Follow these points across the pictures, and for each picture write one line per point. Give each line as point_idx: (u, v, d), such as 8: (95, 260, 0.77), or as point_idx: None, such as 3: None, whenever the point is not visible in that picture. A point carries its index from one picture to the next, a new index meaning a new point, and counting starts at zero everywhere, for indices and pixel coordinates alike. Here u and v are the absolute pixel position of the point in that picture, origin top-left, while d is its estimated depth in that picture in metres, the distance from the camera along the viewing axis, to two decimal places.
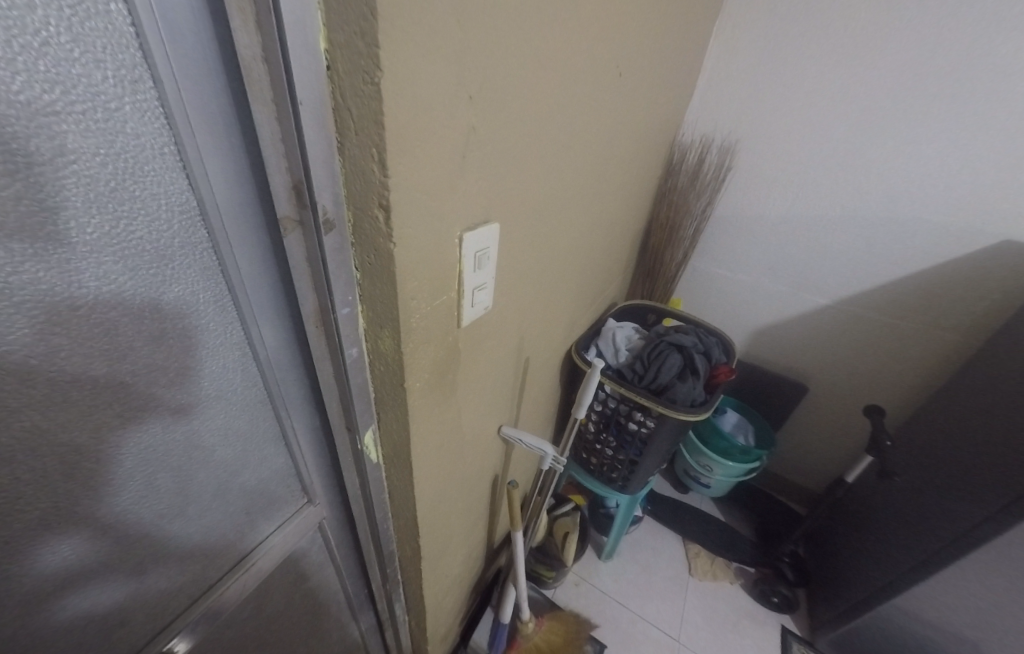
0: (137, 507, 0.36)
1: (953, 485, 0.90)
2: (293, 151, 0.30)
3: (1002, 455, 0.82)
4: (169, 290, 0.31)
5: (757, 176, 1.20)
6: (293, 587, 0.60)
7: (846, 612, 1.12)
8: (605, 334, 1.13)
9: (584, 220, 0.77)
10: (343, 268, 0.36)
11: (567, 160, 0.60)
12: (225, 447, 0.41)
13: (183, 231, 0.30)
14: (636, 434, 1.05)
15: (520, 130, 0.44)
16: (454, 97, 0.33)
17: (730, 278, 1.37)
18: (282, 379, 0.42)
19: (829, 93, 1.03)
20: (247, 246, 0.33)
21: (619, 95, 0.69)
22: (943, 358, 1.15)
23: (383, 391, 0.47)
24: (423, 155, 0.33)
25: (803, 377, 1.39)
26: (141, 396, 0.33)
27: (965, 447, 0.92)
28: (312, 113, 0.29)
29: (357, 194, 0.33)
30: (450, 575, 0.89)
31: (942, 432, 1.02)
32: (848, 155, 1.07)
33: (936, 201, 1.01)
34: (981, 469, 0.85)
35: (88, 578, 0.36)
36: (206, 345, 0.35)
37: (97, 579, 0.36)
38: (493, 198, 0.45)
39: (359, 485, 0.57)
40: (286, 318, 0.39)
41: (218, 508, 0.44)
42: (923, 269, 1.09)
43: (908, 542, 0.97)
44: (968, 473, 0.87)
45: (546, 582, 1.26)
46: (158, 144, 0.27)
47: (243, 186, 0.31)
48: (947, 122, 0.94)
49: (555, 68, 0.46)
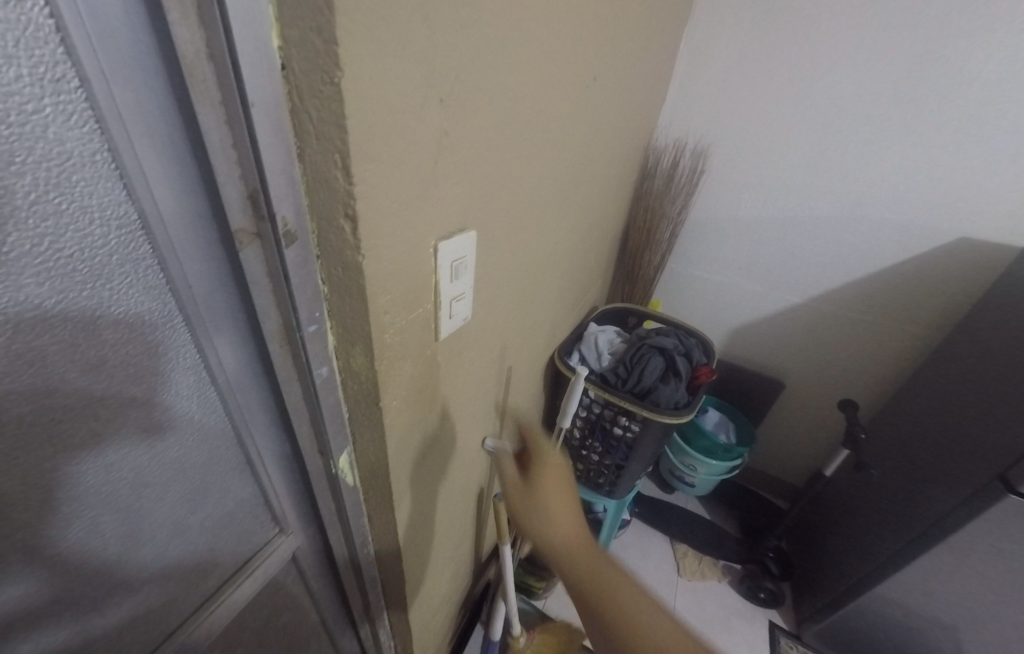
0: (77, 556, 0.33)
1: (924, 473, 0.93)
2: (247, 158, 0.27)
3: (970, 443, 0.84)
4: (108, 313, 0.28)
5: (729, 178, 1.22)
6: (267, 623, 0.56)
7: (829, 604, 1.13)
8: (587, 338, 1.12)
9: (562, 225, 0.76)
10: (308, 283, 0.34)
11: (544, 165, 0.59)
12: (182, 480, 0.38)
13: (123, 247, 0.27)
14: (622, 438, 1.05)
15: (494, 133, 0.43)
16: (424, 100, 0.32)
17: (706, 279, 1.39)
18: (245, 403, 0.39)
19: (795, 97, 1.06)
20: (200, 262, 0.31)
21: (593, 99, 0.68)
22: (909, 351, 1.19)
23: (358, 411, 0.44)
24: (392, 161, 0.31)
25: (780, 374, 1.41)
26: (77, 433, 0.29)
27: (934, 438, 0.95)
28: (265, 116, 0.26)
29: (320, 204, 0.30)
30: (437, 595, 0.86)
31: (911, 423, 1.06)
32: (815, 157, 1.10)
33: (898, 200, 1.05)
34: (953, 458, 0.87)
35: (21, 638, 0.32)
36: (156, 371, 0.32)
37: (35, 636, 0.33)
38: (469, 204, 0.43)
39: (336, 510, 0.54)
40: (247, 337, 0.36)
41: (176, 547, 0.40)
42: (888, 265, 1.12)
43: (884, 531, 0.99)
44: (940, 461, 0.90)
45: (536, 593, 1.24)
46: (87, 151, 0.24)
47: (192, 196, 0.28)
48: (904, 124, 0.98)
49: (529, 71, 0.45)
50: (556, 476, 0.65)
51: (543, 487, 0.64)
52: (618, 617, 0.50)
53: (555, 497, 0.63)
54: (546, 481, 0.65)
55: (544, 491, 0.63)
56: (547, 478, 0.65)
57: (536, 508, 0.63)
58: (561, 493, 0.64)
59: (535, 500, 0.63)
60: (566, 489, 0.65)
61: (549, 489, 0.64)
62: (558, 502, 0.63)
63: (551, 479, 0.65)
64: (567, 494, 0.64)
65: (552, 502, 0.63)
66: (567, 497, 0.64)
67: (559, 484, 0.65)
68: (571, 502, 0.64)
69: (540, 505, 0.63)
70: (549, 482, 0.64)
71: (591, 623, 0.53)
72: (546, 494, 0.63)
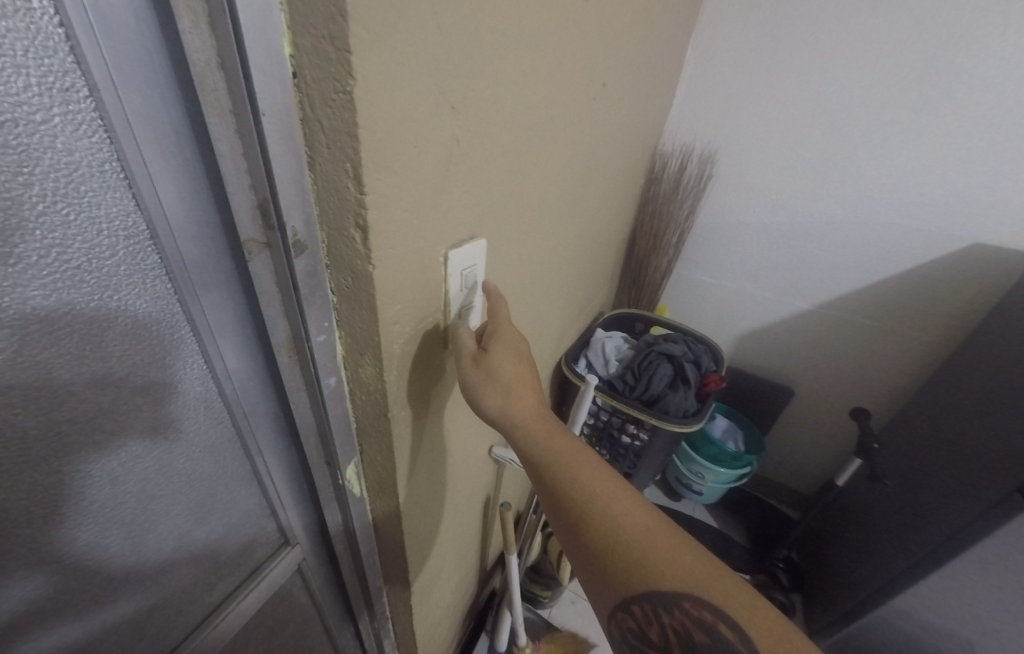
0: (81, 570, 0.32)
1: (941, 485, 0.91)
2: (257, 167, 0.26)
3: (987, 455, 0.82)
4: (115, 324, 0.27)
5: (737, 183, 1.21)
6: (271, 635, 0.55)
7: (841, 617, 1.11)
8: (594, 344, 1.12)
9: (571, 232, 0.76)
10: (317, 293, 0.33)
11: (553, 172, 0.58)
12: (188, 492, 0.37)
13: (130, 258, 0.26)
14: (630, 446, 1.03)
15: (504, 140, 0.42)
16: (437, 108, 0.31)
17: (714, 285, 1.38)
18: (252, 413, 0.39)
19: (804, 102, 1.05)
20: (209, 273, 0.30)
21: (602, 105, 0.68)
22: (922, 359, 1.17)
23: (365, 421, 0.43)
24: (403, 169, 0.30)
25: (789, 381, 1.39)
26: (82, 446, 0.29)
27: (949, 448, 0.93)
28: (276, 125, 0.26)
29: (331, 213, 0.30)
30: (442, 605, 0.85)
31: (925, 433, 1.04)
32: (826, 163, 1.08)
33: (910, 206, 1.04)
34: (969, 469, 0.85)
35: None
36: (163, 382, 0.32)
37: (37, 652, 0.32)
38: (480, 212, 0.43)
39: (342, 521, 0.53)
40: (255, 348, 0.36)
41: (180, 559, 0.40)
42: (900, 272, 1.11)
43: (898, 543, 0.97)
44: (956, 473, 0.88)
45: (542, 602, 1.22)
46: (96, 161, 0.23)
47: (202, 207, 0.28)
48: (917, 129, 0.97)
49: (539, 80, 0.45)
50: (514, 348, 0.48)
51: (501, 362, 0.46)
52: (593, 526, 0.46)
53: (514, 378, 0.47)
54: (503, 352, 0.46)
55: (502, 368, 0.46)
56: (504, 349, 0.47)
57: (491, 394, 0.46)
58: (520, 371, 0.48)
59: (491, 380, 0.46)
60: (524, 364, 0.49)
61: (507, 364, 0.47)
62: (515, 385, 0.48)
63: (509, 351, 0.47)
64: (525, 373, 0.49)
65: (511, 386, 0.47)
66: (527, 381, 0.49)
67: (517, 358, 0.48)
68: (529, 382, 0.50)
69: (498, 388, 0.46)
70: (506, 353, 0.47)
71: (560, 528, 0.49)
72: (504, 373, 0.46)
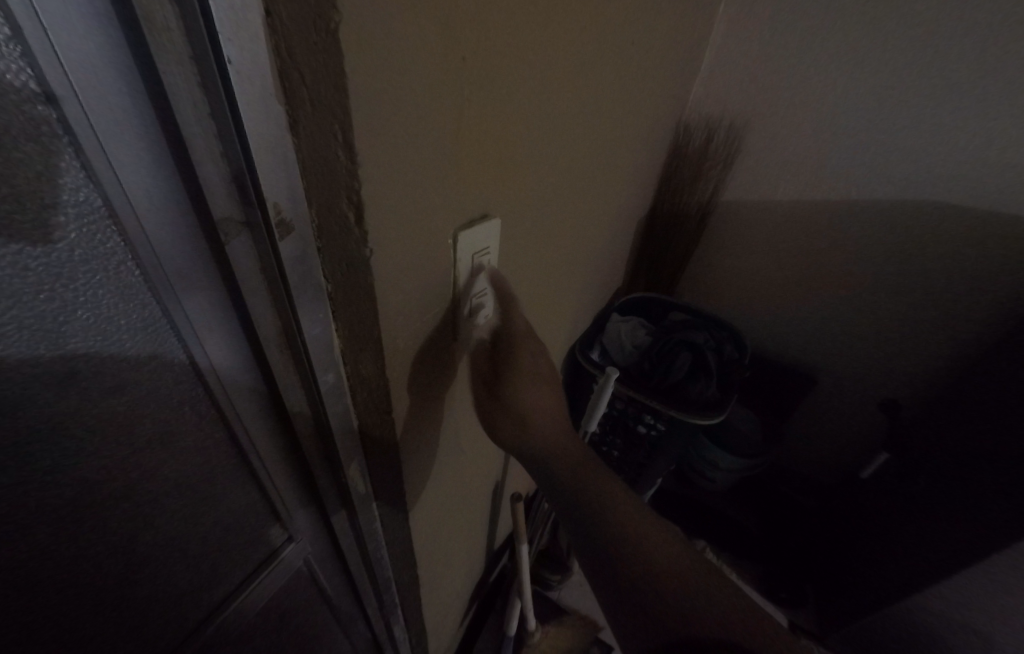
0: (61, 579, 0.30)
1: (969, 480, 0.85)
2: (228, 133, 0.22)
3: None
4: (74, 318, 0.24)
5: (768, 157, 1.12)
6: (276, 627, 0.54)
7: (856, 610, 1.08)
8: (610, 330, 1.09)
9: (588, 209, 0.70)
10: (309, 282, 0.28)
11: (570, 145, 0.53)
12: (176, 492, 0.34)
13: (85, 241, 0.23)
14: (645, 436, 1.00)
15: (520, 105, 0.37)
16: (444, 65, 0.27)
17: (736, 266, 1.30)
18: (245, 411, 0.35)
19: (847, 64, 0.95)
20: (185, 260, 0.26)
21: (627, 67, 0.61)
22: (958, 349, 1.09)
23: (370, 420, 0.39)
24: (405, 136, 0.27)
25: (813, 369, 1.33)
26: (46, 451, 0.26)
27: (980, 441, 0.88)
28: (248, 75, 0.20)
29: (321, 187, 0.25)
30: (450, 593, 0.84)
31: (953, 423, 0.98)
32: (868, 133, 0.99)
33: (960, 180, 0.94)
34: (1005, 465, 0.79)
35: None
36: (137, 379, 0.28)
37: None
38: (494, 189, 0.39)
39: (348, 518, 0.50)
40: (244, 342, 0.32)
41: (174, 559, 0.37)
42: (945, 253, 1.02)
43: (915, 535, 0.93)
44: (989, 467, 0.82)
45: (551, 585, 1.22)
46: (31, 124, 0.19)
47: (169, 182, 0.24)
48: (973, 93, 0.87)
49: (558, 32, 0.39)
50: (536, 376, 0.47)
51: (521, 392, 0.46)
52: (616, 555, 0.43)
53: (532, 407, 0.48)
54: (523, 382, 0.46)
55: (521, 398, 0.46)
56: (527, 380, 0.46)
57: (508, 421, 0.47)
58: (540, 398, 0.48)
59: (509, 410, 0.47)
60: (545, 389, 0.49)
61: (527, 393, 0.47)
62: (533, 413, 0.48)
63: (531, 378, 0.47)
64: (546, 397, 0.48)
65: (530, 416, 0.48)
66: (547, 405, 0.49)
67: (538, 385, 0.48)
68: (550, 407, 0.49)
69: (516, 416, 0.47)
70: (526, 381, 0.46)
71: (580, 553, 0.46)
72: (522, 403, 0.47)
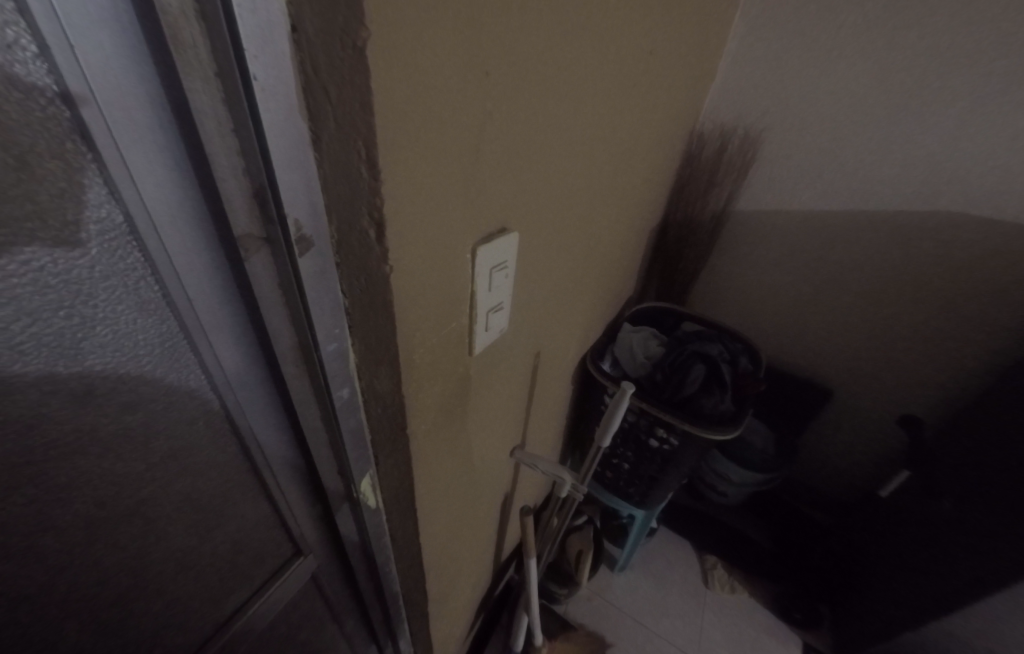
0: (72, 595, 0.30)
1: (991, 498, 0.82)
2: (251, 150, 0.22)
3: None
4: (93, 334, 0.24)
5: (784, 166, 1.10)
6: (283, 641, 0.53)
7: (875, 632, 1.04)
8: (621, 340, 1.07)
9: (604, 221, 0.70)
10: (328, 296, 0.28)
11: (588, 157, 0.52)
12: (189, 506, 0.34)
13: (106, 257, 0.22)
14: (658, 450, 0.98)
15: (541, 120, 0.37)
16: (467, 80, 0.27)
17: (749, 276, 1.28)
18: (258, 424, 0.35)
19: (866, 72, 0.94)
20: (203, 276, 0.26)
21: (646, 78, 0.61)
22: (982, 363, 1.06)
23: (383, 434, 0.38)
24: (428, 152, 0.26)
25: (828, 382, 1.30)
26: (60, 467, 0.25)
27: (1003, 457, 0.85)
28: (272, 92, 0.20)
29: (342, 203, 0.25)
30: (457, 607, 0.82)
31: (973, 439, 0.95)
32: (888, 143, 0.97)
33: (983, 190, 0.92)
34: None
35: None
36: (154, 394, 0.28)
37: None
38: (513, 202, 0.38)
39: (357, 533, 0.50)
40: (259, 355, 0.32)
41: (185, 574, 0.37)
42: (967, 265, 0.99)
43: (937, 554, 0.90)
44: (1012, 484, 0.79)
45: (558, 599, 1.19)
46: (56, 142, 0.19)
47: (189, 197, 0.23)
48: (998, 103, 0.85)
49: (579, 46, 0.39)
50: None
51: None
52: None
53: None
54: None
55: None
56: None
57: None
58: None
59: None
60: None
61: None
62: None
63: None
64: None
65: None
66: None
67: None
68: None
69: None
70: None
71: None
72: None
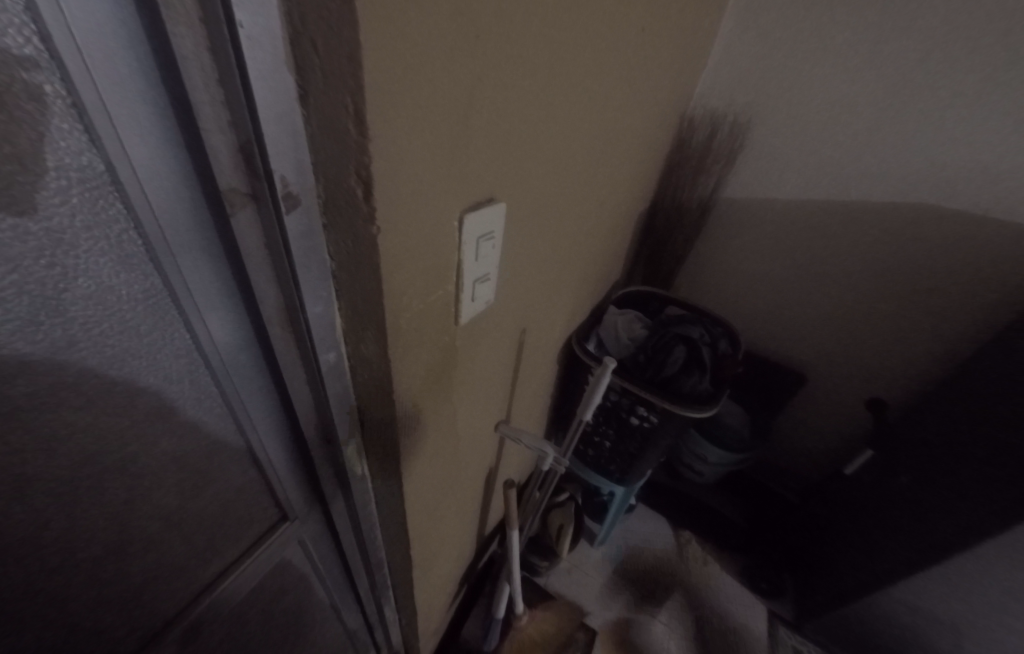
0: (59, 549, 0.30)
1: (944, 476, 0.88)
2: (236, 101, 0.21)
3: (1001, 446, 0.79)
4: (74, 286, 0.24)
5: (771, 154, 1.11)
6: (270, 603, 0.55)
7: (834, 600, 1.11)
8: (606, 323, 1.09)
9: (593, 199, 0.70)
10: (313, 257, 0.28)
11: (579, 132, 0.52)
12: (175, 465, 0.34)
13: (87, 207, 0.22)
14: (638, 428, 1.01)
15: (533, 90, 0.37)
16: (457, 40, 0.26)
17: (733, 263, 1.31)
18: (244, 387, 0.35)
19: (854, 62, 0.95)
20: (187, 231, 0.26)
21: (639, 55, 0.60)
22: (946, 350, 1.11)
23: (367, 400, 0.40)
24: (418, 113, 0.26)
25: (804, 367, 1.34)
26: (41, 419, 0.25)
27: (958, 437, 0.90)
28: (257, 41, 0.20)
29: (329, 162, 0.25)
30: (441, 576, 0.85)
31: (957, 414, 0.95)
32: (872, 135, 0.99)
33: (961, 184, 0.95)
34: (981, 462, 0.82)
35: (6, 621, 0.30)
36: (138, 351, 0.28)
37: (25, 619, 0.31)
38: (502, 173, 0.38)
39: (343, 498, 0.51)
40: (244, 317, 0.32)
41: (170, 533, 0.37)
42: (939, 255, 1.03)
43: (911, 522, 0.92)
44: (964, 463, 0.85)
45: (539, 571, 1.24)
46: (33, 84, 0.18)
47: (171, 149, 0.23)
48: (977, 98, 0.87)
49: (573, 17, 0.39)
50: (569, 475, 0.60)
51: None
52: None
53: None
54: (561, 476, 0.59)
55: None
56: None
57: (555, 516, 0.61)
58: None
59: None
60: None
61: None
62: None
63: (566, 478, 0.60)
64: None
65: None
66: None
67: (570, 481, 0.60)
68: None
69: None
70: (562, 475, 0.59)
71: None
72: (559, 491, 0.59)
